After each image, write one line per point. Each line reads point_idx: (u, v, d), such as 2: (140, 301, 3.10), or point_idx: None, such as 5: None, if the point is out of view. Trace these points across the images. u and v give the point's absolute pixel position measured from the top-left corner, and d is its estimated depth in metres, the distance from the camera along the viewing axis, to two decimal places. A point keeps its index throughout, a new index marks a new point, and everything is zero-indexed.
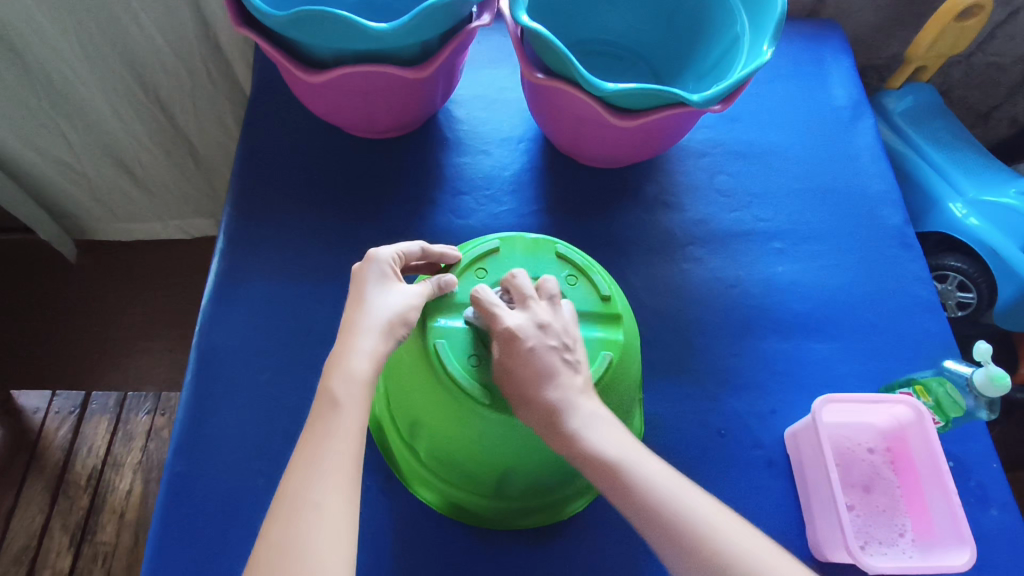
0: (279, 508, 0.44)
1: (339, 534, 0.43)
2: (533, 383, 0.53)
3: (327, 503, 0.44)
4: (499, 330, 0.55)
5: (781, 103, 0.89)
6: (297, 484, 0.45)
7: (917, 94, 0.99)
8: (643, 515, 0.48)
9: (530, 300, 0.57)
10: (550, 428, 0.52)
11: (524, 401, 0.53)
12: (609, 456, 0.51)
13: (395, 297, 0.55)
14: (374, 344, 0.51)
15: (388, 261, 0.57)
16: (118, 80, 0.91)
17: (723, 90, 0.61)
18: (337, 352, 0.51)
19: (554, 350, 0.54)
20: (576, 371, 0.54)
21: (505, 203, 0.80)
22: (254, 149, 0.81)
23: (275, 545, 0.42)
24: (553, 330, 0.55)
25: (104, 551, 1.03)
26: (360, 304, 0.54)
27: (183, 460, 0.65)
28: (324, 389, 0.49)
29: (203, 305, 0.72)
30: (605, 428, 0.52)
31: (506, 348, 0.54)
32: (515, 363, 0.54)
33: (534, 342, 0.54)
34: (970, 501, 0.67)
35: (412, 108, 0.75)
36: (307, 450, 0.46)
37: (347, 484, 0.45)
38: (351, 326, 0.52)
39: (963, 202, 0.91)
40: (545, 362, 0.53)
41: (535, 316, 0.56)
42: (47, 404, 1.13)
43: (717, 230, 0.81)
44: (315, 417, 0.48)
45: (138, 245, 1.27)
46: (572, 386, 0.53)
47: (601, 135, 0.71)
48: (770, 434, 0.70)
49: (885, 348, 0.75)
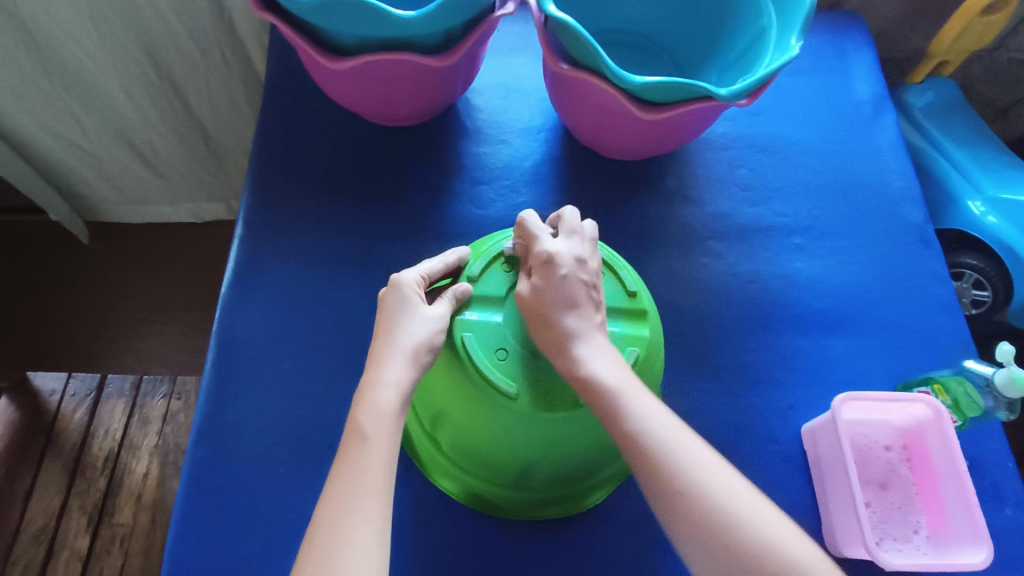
0: (311, 543, 0.46)
1: (370, 568, 0.44)
2: (556, 307, 0.56)
3: (359, 540, 0.45)
4: (537, 256, 0.58)
5: (802, 97, 0.89)
6: (329, 521, 0.46)
7: (937, 89, 0.97)
8: (647, 473, 0.50)
9: (575, 232, 0.61)
10: (557, 350, 0.55)
11: (543, 321, 0.56)
12: (602, 379, 0.53)
13: (419, 324, 0.55)
14: (399, 376, 0.52)
15: (412, 284, 0.57)
16: (131, 62, 0.90)
17: (750, 84, 0.60)
18: (366, 384, 0.52)
19: (584, 285, 0.58)
20: (597, 309, 0.58)
21: (524, 194, 0.80)
22: (271, 136, 0.80)
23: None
24: (588, 265, 0.59)
25: (122, 533, 1.01)
26: (386, 334, 0.54)
27: (204, 446, 0.65)
28: (353, 423, 0.51)
29: (222, 292, 0.72)
30: (614, 367, 0.55)
31: (542, 273, 0.57)
32: (546, 286, 0.57)
33: (568, 271, 0.57)
34: (985, 499, 0.68)
35: (432, 97, 0.75)
36: (336, 486, 0.48)
37: (376, 519, 0.46)
38: (378, 359, 0.53)
39: (982, 200, 0.91)
40: (571, 287, 0.57)
41: (575, 250, 0.59)
42: (62, 387, 1.11)
43: (737, 224, 0.80)
44: (345, 453, 0.49)
45: (150, 228, 1.27)
46: (591, 321, 0.57)
47: (624, 128, 0.71)
48: (787, 429, 0.70)
49: (903, 346, 0.75)
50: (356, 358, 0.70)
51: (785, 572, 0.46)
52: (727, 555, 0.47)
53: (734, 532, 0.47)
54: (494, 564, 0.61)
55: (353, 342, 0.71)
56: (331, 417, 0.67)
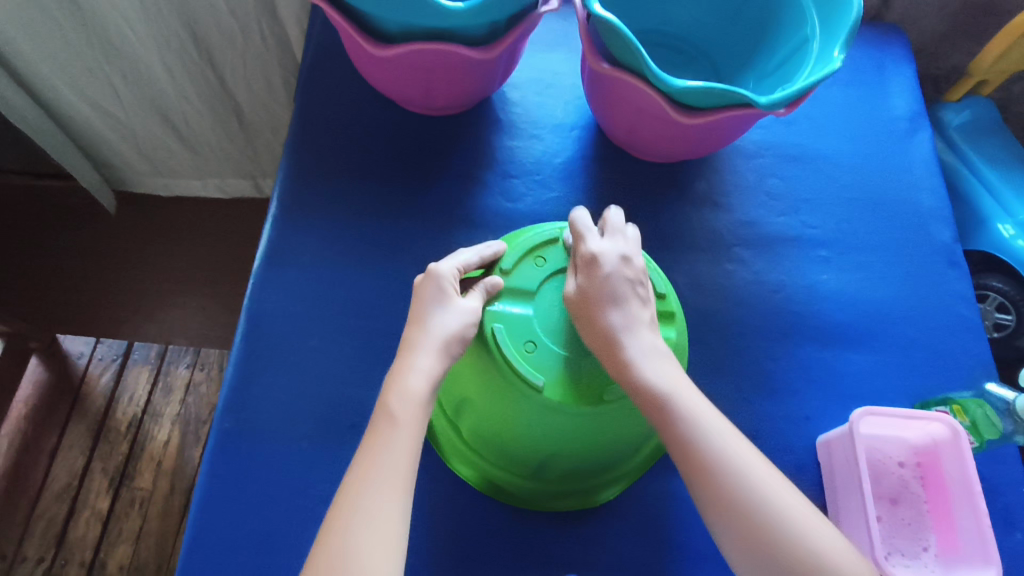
0: (337, 516, 0.47)
1: (390, 546, 0.46)
2: (603, 305, 0.56)
3: (383, 517, 0.47)
4: (583, 255, 0.60)
5: (839, 110, 0.88)
6: (354, 495, 0.48)
7: (975, 107, 0.96)
8: (696, 480, 0.51)
9: (618, 234, 0.62)
10: (609, 355, 0.55)
11: (591, 318, 0.57)
12: (653, 382, 0.54)
13: (453, 315, 0.56)
14: (429, 366, 0.53)
15: (449, 275, 0.58)
16: (174, 36, 0.91)
17: (790, 94, 0.60)
18: (398, 369, 0.54)
19: (628, 283, 0.58)
20: (645, 305, 0.58)
21: (554, 189, 0.80)
22: (309, 119, 0.82)
23: (332, 551, 0.45)
24: (634, 264, 0.60)
25: (141, 496, 1.03)
26: (419, 322, 0.55)
27: (231, 416, 0.67)
28: (383, 405, 0.52)
29: (254, 270, 0.74)
30: (664, 365, 0.55)
31: (586, 271, 0.58)
32: (590, 284, 0.58)
33: (611, 269, 0.58)
34: (997, 522, 0.68)
35: (470, 88, 0.75)
36: (364, 463, 0.49)
37: (399, 499, 0.48)
38: (409, 347, 0.54)
39: (1012, 223, 0.90)
40: (618, 286, 0.57)
41: (620, 249, 0.60)
42: (90, 351, 1.14)
43: (764, 233, 0.80)
44: (374, 433, 0.51)
45: (181, 201, 1.29)
46: (637, 317, 0.57)
47: (660, 131, 0.71)
48: (802, 440, 0.71)
49: (924, 365, 0.75)
50: (381, 341, 0.71)
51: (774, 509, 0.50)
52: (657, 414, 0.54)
53: (785, 536, 0.49)
54: (505, 550, 0.62)
55: (379, 325, 0.72)
56: (354, 397, 0.69)
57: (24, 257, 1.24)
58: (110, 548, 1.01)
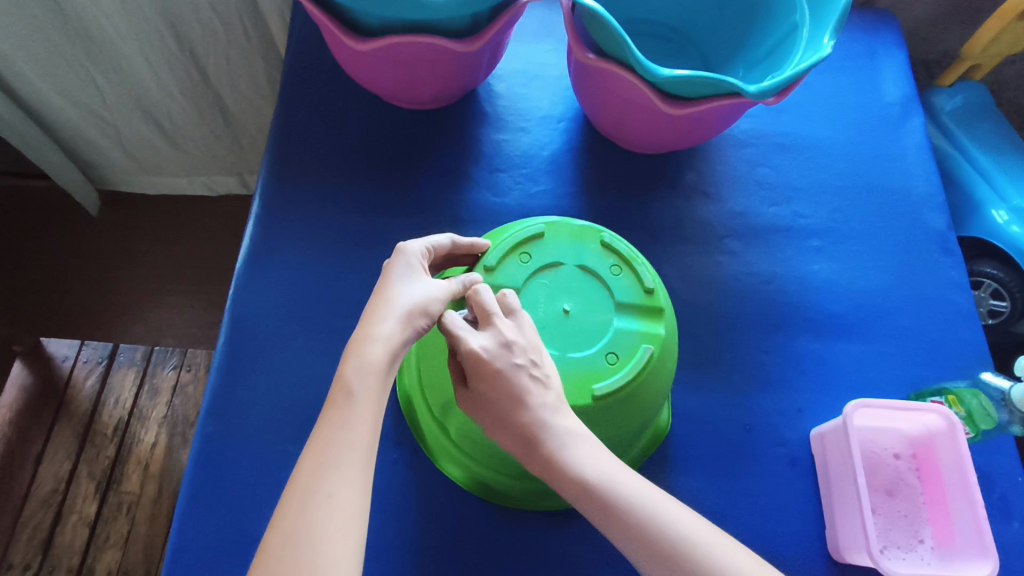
0: (290, 495, 0.44)
1: (352, 522, 0.43)
2: (508, 406, 0.52)
3: (340, 495, 0.44)
4: (466, 356, 0.52)
5: (830, 97, 0.87)
6: (309, 473, 0.44)
7: (968, 93, 0.95)
8: (604, 519, 0.49)
9: (494, 316, 0.54)
10: (533, 452, 0.52)
11: (499, 423, 0.52)
12: (582, 472, 0.50)
13: (418, 288, 0.53)
14: (388, 332, 0.49)
15: (416, 254, 0.55)
16: (153, 31, 0.89)
17: (780, 82, 0.59)
18: (356, 339, 0.50)
19: (522, 370, 0.52)
20: (546, 386, 0.53)
21: (542, 182, 0.79)
22: (290, 115, 0.80)
23: (289, 530, 0.42)
24: (518, 347, 0.53)
25: (129, 500, 1.02)
26: (382, 295, 0.52)
27: (214, 420, 0.65)
28: (339, 376, 0.48)
29: (236, 271, 0.72)
30: (598, 456, 0.51)
31: (477, 373, 0.52)
32: (486, 386, 0.52)
33: (501, 365, 0.52)
34: (992, 512, 0.68)
35: (454, 81, 0.73)
36: (319, 440, 0.46)
37: (359, 476, 0.45)
38: (366, 317, 0.51)
39: (1007, 209, 0.89)
40: (510, 385, 0.52)
41: (500, 335, 0.53)
42: (75, 354, 1.12)
43: (755, 224, 0.79)
44: (330, 409, 0.47)
45: (166, 200, 1.27)
46: (544, 405, 0.52)
47: (648, 121, 0.70)
48: (795, 432, 0.70)
49: (918, 355, 0.74)
50: None
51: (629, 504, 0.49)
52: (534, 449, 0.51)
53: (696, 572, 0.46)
54: (496, 551, 0.62)
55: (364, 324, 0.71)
56: None
57: (7, 259, 1.22)
58: (97, 554, 0.99)
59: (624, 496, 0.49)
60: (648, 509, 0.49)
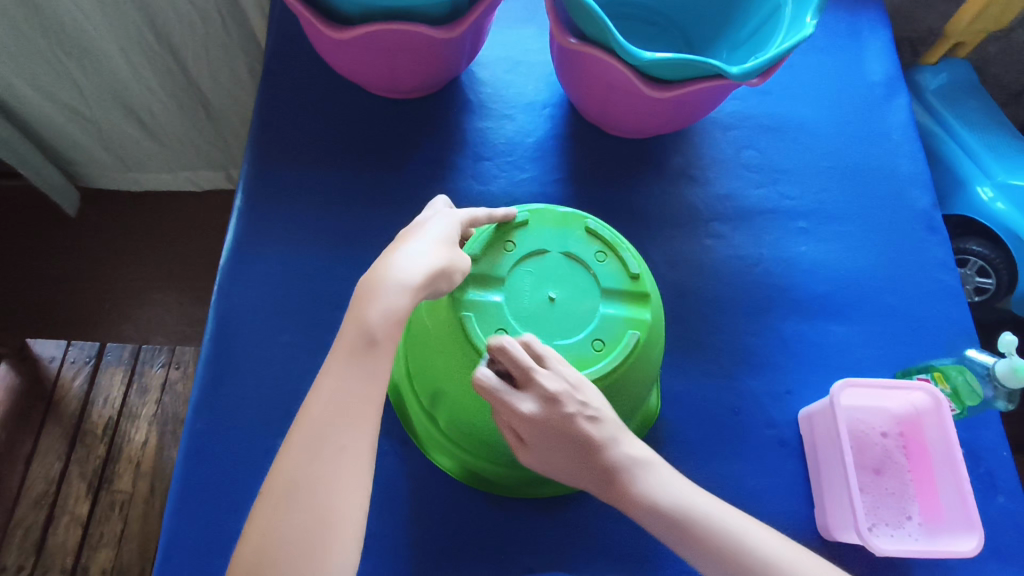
0: (299, 442, 0.44)
1: (360, 474, 0.44)
2: (582, 455, 0.52)
3: (351, 447, 0.44)
4: (523, 424, 0.53)
5: (814, 78, 0.87)
6: (320, 421, 0.44)
7: (953, 70, 0.95)
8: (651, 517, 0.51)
9: (529, 372, 0.53)
10: (611, 490, 0.53)
11: (573, 473, 0.53)
12: (636, 481, 0.52)
13: (449, 253, 0.53)
14: (416, 283, 0.49)
15: (456, 221, 0.56)
16: (130, 24, 0.87)
17: (762, 63, 0.58)
18: (385, 277, 0.48)
19: (576, 415, 0.52)
20: (602, 419, 0.53)
21: (528, 169, 0.78)
22: (271, 107, 0.79)
23: (297, 479, 0.43)
24: (564, 396, 0.52)
25: (121, 499, 1.02)
26: (417, 246, 0.51)
27: (203, 417, 0.65)
28: (360, 319, 0.47)
29: (220, 266, 0.72)
30: (669, 478, 0.52)
31: (542, 438, 0.53)
32: (553, 443, 0.53)
33: (559, 420, 0.52)
34: (978, 487, 0.68)
35: (435, 69, 0.73)
36: (331, 387, 0.46)
37: (367, 428, 0.46)
38: (395, 261, 0.49)
39: (991, 184, 0.89)
40: (570, 437, 0.52)
41: (542, 390, 0.52)
42: (62, 354, 1.11)
43: (742, 207, 0.79)
44: (345, 349, 0.47)
45: (150, 196, 1.26)
46: (609, 441, 0.52)
47: (632, 106, 0.69)
48: (784, 414, 0.70)
49: (904, 334, 0.75)
50: None
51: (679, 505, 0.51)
52: (579, 451, 0.53)
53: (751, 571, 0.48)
54: (488, 540, 0.62)
55: None
56: None
57: None
58: (91, 553, 0.99)
59: (669, 497, 0.51)
60: (692, 509, 0.51)
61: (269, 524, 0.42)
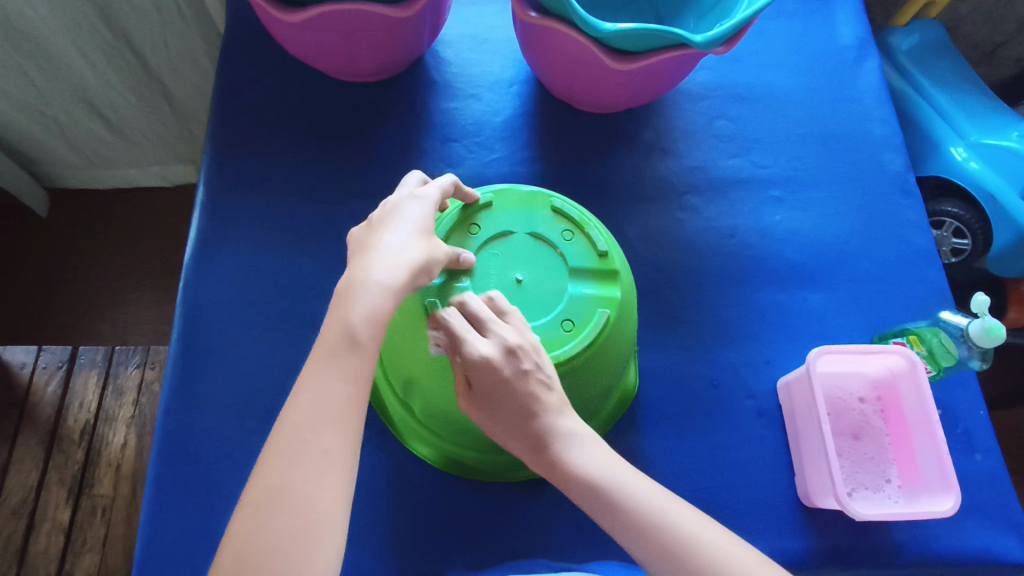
0: (278, 448, 0.42)
1: (342, 481, 0.42)
2: (521, 414, 0.50)
3: (333, 452, 0.42)
4: (469, 365, 0.50)
5: (784, 44, 0.85)
6: (299, 426, 0.42)
7: (924, 30, 0.94)
8: (595, 510, 0.48)
9: (494, 323, 0.51)
10: (540, 456, 0.50)
11: (510, 430, 0.50)
12: (582, 463, 0.49)
13: (426, 245, 0.50)
14: (397, 283, 0.47)
15: (429, 206, 0.53)
16: (80, 17, 0.84)
17: (726, 30, 0.57)
18: (362, 280, 0.46)
19: (529, 375, 0.50)
20: (550, 388, 0.51)
21: (496, 149, 0.77)
22: (230, 96, 0.76)
23: (276, 486, 0.41)
24: (523, 352, 0.50)
25: (103, 503, 1.01)
26: (389, 241, 0.49)
27: (174, 417, 0.64)
28: (342, 323, 0.45)
29: (185, 262, 0.70)
30: (603, 456, 0.50)
31: (487, 384, 0.50)
32: (496, 394, 0.50)
33: (506, 372, 0.49)
34: (955, 446, 0.69)
35: (396, 50, 0.71)
36: (312, 391, 0.43)
37: (351, 432, 0.43)
38: (374, 260, 0.47)
39: (964, 145, 0.88)
40: (521, 394, 0.50)
41: (502, 341, 0.50)
42: (33, 359, 1.09)
43: (715, 178, 0.78)
44: (329, 351, 0.44)
45: (117, 194, 1.23)
46: (552, 407, 0.50)
47: (597, 80, 0.68)
48: (762, 384, 0.70)
49: (879, 298, 0.75)
50: None
51: (622, 500, 0.48)
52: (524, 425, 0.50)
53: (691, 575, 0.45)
54: (470, 525, 0.62)
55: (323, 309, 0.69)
56: None
57: None
58: (75, 559, 0.98)
59: (615, 488, 0.48)
60: (632, 501, 0.48)
61: (250, 530, 0.40)
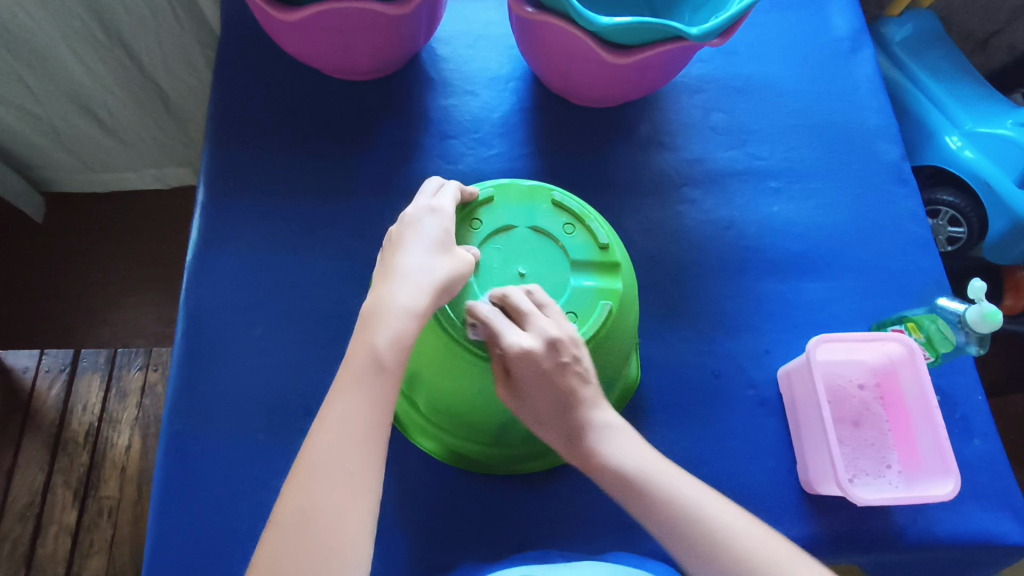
0: (303, 470, 0.42)
1: (367, 503, 0.42)
2: (558, 405, 0.52)
3: (358, 474, 0.42)
4: (510, 357, 0.51)
5: (779, 35, 0.86)
6: (325, 447, 0.43)
7: (917, 21, 0.95)
8: (632, 503, 0.49)
9: (533, 316, 0.53)
10: (574, 447, 0.52)
11: (547, 420, 0.52)
12: (617, 456, 0.50)
13: (445, 263, 0.51)
14: (422, 306, 0.48)
15: (445, 221, 0.53)
16: (76, 20, 0.84)
17: (721, 22, 0.57)
18: (387, 306, 0.47)
19: (568, 366, 0.52)
20: (586, 380, 0.52)
21: (494, 145, 0.77)
22: (228, 96, 0.77)
23: (302, 508, 0.41)
24: (564, 344, 0.52)
25: (109, 505, 1.01)
26: (410, 262, 0.50)
27: (180, 418, 0.64)
28: (369, 347, 0.46)
29: (187, 263, 0.70)
30: (638, 448, 0.51)
31: (526, 376, 0.51)
32: (533, 385, 0.52)
33: (546, 364, 0.51)
34: (954, 432, 0.70)
35: (393, 48, 0.71)
36: (337, 414, 0.44)
37: (375, 454, 0.44)
38: (398, 282, 0.48)
39: (959, 134, 0.89)
40: (560, 385, 0.51)
41: (541, 333, 0.52)
42: (36, 363, 1.08)
43: (712, 169, 0.79)
44: (353, 374, 0.45)
45: (115, 197, 1.23)
46: (588, 399, 0.52)
47: (594, 74, 0.68)
48: (763, 373, 0.71)
49: (877, 287, 0.75)
50: (331, 323, 0.69)
51: (656, 492, 0.48)
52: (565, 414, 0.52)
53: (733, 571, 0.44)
54: (476, 518, 0.62)
55: (326, 307, 0.69)
56: (307, 384, 0.67)
57: None
58: (82, 561, 0.99)
59: (651, 480, 0.49)
60: (670, 493, 0.48)
61: (277, 551, 0.40)
